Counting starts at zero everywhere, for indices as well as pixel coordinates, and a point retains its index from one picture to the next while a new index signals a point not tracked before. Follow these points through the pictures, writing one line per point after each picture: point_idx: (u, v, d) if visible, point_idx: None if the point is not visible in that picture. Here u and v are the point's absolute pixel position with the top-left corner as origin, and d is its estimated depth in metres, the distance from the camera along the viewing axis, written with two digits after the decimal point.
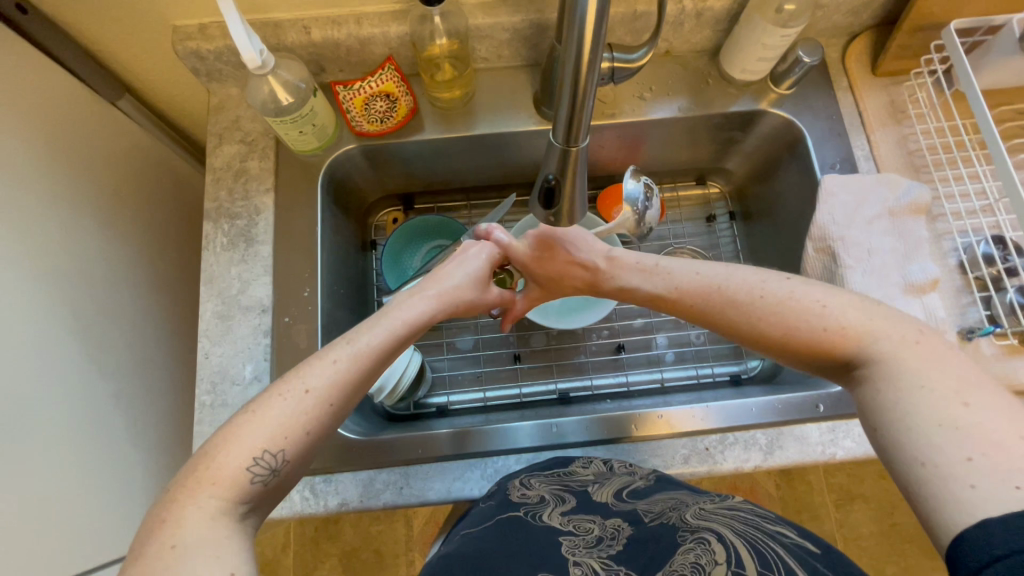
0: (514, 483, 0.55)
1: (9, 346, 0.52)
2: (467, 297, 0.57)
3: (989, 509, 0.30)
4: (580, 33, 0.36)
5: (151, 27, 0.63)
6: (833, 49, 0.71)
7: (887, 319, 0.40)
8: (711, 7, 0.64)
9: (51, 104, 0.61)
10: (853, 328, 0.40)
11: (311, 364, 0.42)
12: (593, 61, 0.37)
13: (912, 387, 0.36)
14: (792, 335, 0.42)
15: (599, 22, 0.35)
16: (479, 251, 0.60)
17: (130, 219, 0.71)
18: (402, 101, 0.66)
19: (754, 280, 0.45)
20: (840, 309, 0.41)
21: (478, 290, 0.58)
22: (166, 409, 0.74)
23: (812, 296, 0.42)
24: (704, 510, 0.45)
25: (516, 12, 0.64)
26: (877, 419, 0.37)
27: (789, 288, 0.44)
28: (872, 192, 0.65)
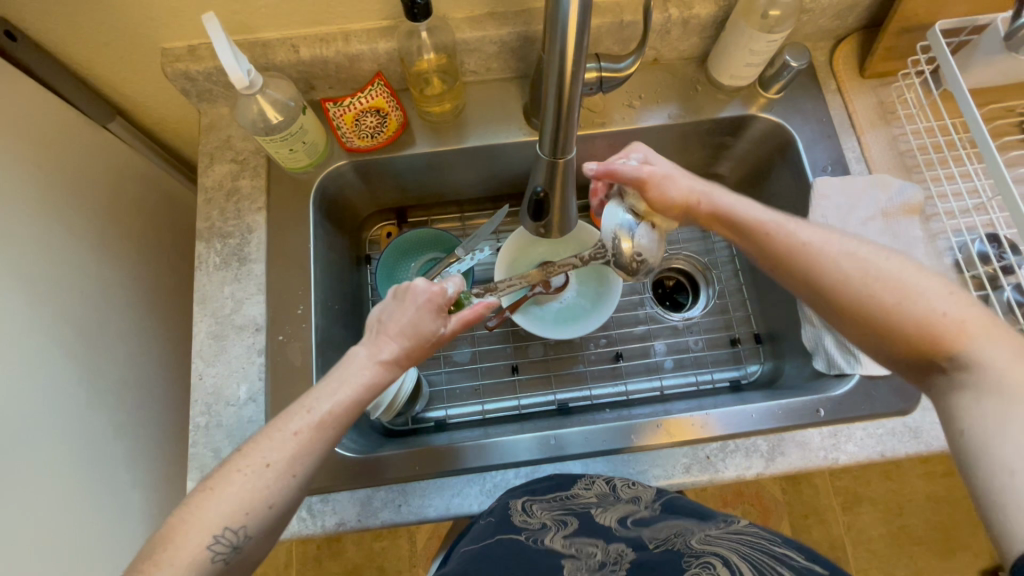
0: (515, 504, 0.54)
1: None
2: (424, 351, 0.47)
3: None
4: (563, 47, 0.36)
5: (139, 50, 0.63)
6: (820, 52, 0.72)
7: (1009, 338, 0.37)
8: (696, 14, 0.65)
9: (42, 129, 0.61)
10: (970, 329, 0.37)
11: (268, 436, 0.41)
12: (577, 73, 0.37)
13: (998, 404, 0.34)
14: (876, 316, 0.40)
15: (580, 36, 0.35)
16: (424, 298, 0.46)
17: (123, 241, 0.71)
18: (392, 116, 0.66)
19: (878, 253, 0.41)
20: (964, 308, 0.38)
21: (434, 340, 0.47)
22: (163, 431, 0.74)
23: (937, 284, 0.39)
24: (710, 536, 0.45)
25: (503, 25, 0.64)
26: (960, 422, 0.35)
27: (916, 269, 0.40)
28: (865, 193, 0.65)
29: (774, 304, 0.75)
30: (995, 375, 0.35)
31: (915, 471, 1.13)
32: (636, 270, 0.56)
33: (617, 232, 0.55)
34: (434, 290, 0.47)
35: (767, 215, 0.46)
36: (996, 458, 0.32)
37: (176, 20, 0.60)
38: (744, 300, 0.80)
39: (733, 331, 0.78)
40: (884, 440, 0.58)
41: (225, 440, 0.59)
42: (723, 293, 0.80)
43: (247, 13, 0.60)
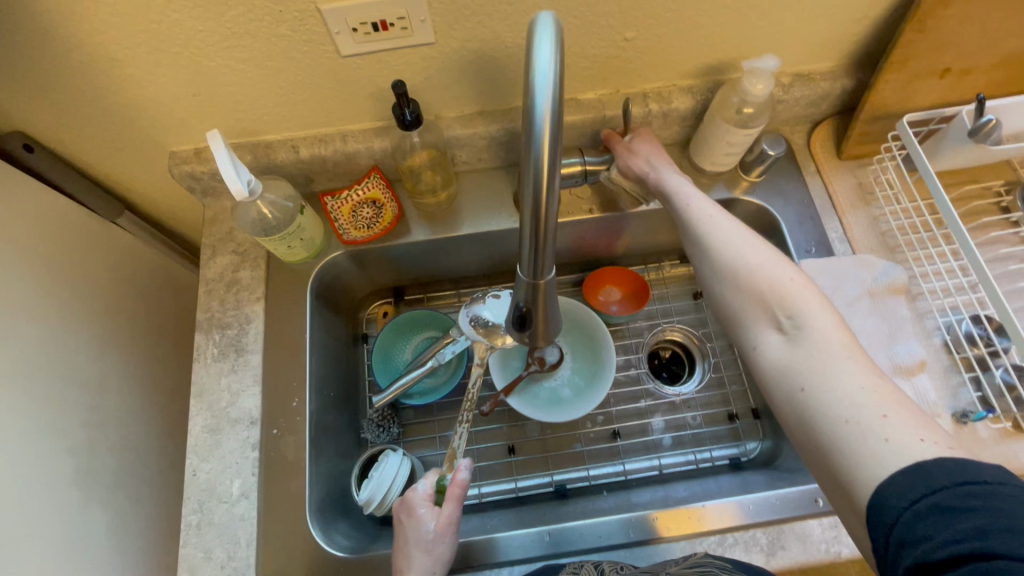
0: None
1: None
2: (442, 547, 0.52)
3: (894, 458, 0.37)
4: (538, 174, 0.35)
5: (148, 153, 0.67)
6: (798, 136, 0.75)
7: (829, 328, 0.46)
8: (675, 108, 0.68)
9: (51, 230, 0.64)
10: (795, 303, 0.47)
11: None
12: (552, 197, 0.37)
13: (834, 372, 0.43)
14: (742, 287, 0.51)
15: (554, 161, 0.35)
16: (408, 508, 0.54)
17: (125, 330, 0.72)
18: (387, 207, 0.70)
19: (758, 250, 0.52)
20: (798, 294, 0.48)
21: (435, 533, 0.53)
22: (162, 520, 0.73)
23: (787, 279, 0.49)
24: None
25: (491, 123, 0.68)
26: (803, 381, 0.44)
27: (776, 269, 0.50)
28: (850, 274, 0.66)
29: None
30: (818, 344, 0.45)
31: None
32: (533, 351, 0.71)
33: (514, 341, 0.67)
34: (409, 497, 0.55)
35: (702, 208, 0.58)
36: (837, 409, 0.41)
37: (184, 128, 0.64)
38: (739, 373, 0.79)
39: (730, 407, 0.78)
40: None
41: (217, 540, 0.58)
42: (719, 367, 0.80)
43: (250, 119, 0.64)
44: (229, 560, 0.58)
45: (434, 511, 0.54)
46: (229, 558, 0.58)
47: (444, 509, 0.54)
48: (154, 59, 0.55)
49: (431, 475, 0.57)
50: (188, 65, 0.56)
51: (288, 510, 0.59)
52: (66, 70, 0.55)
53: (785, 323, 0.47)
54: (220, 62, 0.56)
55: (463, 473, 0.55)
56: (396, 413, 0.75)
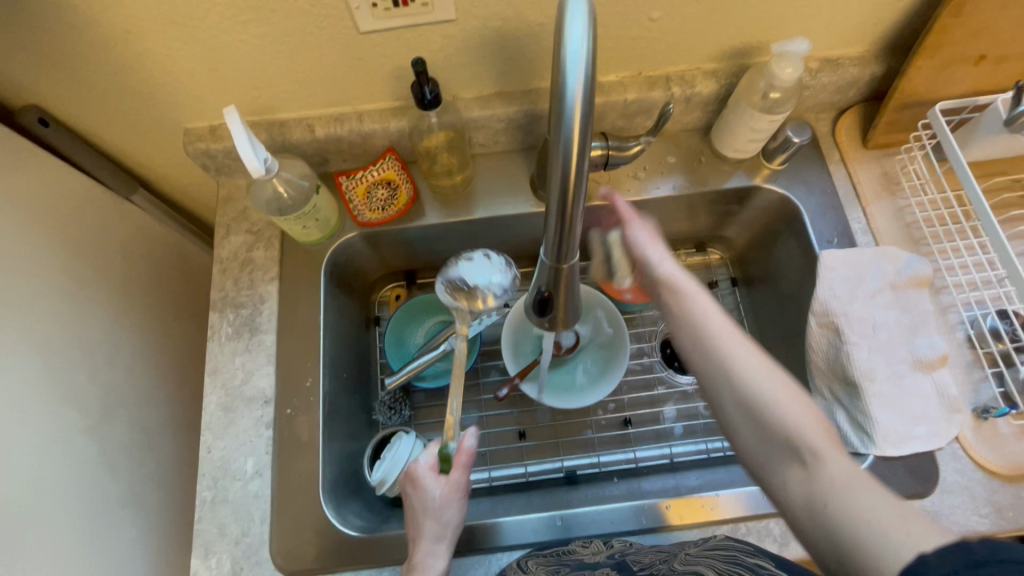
0: (513, 567, 0.54)
1: (10, 458, 0.52)
2: (449, 511, 0.53)
3: (916, 547, 0.29)
4: (567, 154, 0.35)
5: (162, 130, 0.66)
6: (823, 123, 0.73)
7: (815, 425, 0.37)
8: (698, 92, 0.67)
9: (66, 206, 0.64)
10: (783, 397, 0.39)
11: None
12: (580, 180, 0.36)
13: (834, 476, 0.34)
14: (727, 374, 0.42)
15: (584, 142, 0.34)
16: (414, 478, 0.55)
17: (139, 307, 0.73)
18: (402, 188, 0.69)
19: (732, 329, 0.44)
20: (780, 387, 0.40)
21: (441, 500, 0.54)
22: (175, 496, 0.74)
23: (761, 370, 0.41)
24: (689, 555, 0.49)
25: (510, 104, 0.66)
26: (816, 480, 0.35)
27: (744, 352, 0.42)
28: (871, 266, 0.65)
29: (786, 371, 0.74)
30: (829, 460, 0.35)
31: None
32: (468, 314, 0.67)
33: (489, 293, 0.66)
34: (412, 468, 0.55)
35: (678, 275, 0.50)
36: (854, 511, 0.33)
37: (199, 104, 0.63)
38: None
39: None
40: None
41: (231, 516, 0.59)
42: None
43: (266, 96, 0.63)
44: (243, 536, 0.58)
45: (441, 479, 0.55)
46: (243, 534, 0.58)
47: (452, 476, 0.55)
48: (170, 33, 0.54)
49: (433, 446, 0.57)
50: (205, 39, 0.55)
51: (301, 489, 0.60)
52: (80, 43, 0.54)
53: (774, 419, 0.39)
54: (237, 37, 0.55)
55: (470, 439, 0.56)
56: (408, 396, 0.76)
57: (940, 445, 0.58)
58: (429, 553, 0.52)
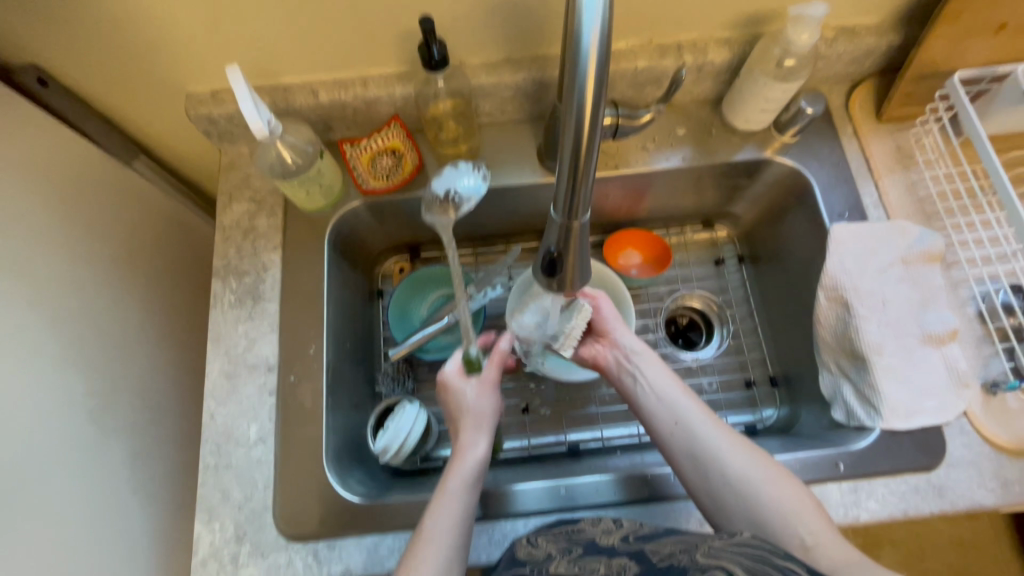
0: (521, 542, 0.54)
1: (13, 418, 0.51)
2: (484, 404, 0.60)
3: None
4: (581, 98, 0.34)
5: (164, 93, 0.65)
6: (837, 96, 0.72)
7: (804, 508, 0.49)
8: (711, 61, 0.65)
9: (67, 169, 0.63)
10: (790, 515, 0.48)
11: (429, 559, 0.47)
12: (595, 127, 0.35)
13: (844, 571, 0.43)
14: (744, 501, 0.50)
15: (599, 84, 0.33)
16: (450, 378, 0.62)
17: (140, 276, 0.72)
18: (407, 157, 0.67)
19: (738, 452, 0.52)
20: (784, 497, 0.49)
21: (474, 395, 0.60)
22: (178, 464, 0.74)
23: (765, 474, 0.51)
24: (712, 549, 0.44)
25: (518, 71, 0.65)
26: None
27: (757, 474, 0.51)
28: (882, 240, 0.64)
29: (792, 347, 0.73)
30: (836, 557, 0.45)
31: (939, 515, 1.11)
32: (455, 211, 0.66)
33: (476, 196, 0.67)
34: (447, 373, 0.62)
35: (677, 394, 0.58)
36: None
37: (200, 66, 0.62)
38: (759, 341, 0.78)
39: (748, 373, 0.77)
40: (908, 498, 0.56)
41: (234, 481, 0.59)
42: (737, 333, 0.79)
43: (269, 59, 0.62)
44: (246, 501, 0.58)
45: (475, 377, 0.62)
46: (247, 499, 0.58)
47: (487, 373, 0.62)
48: None
49: (458, 355, 0.64)
50: None
51: (304, 455, 0.60)
52: None
53: (792, 528, 0.47)
54: None
55: (505, 342, 0.64)
56: (412, 367, 0.76)
57: (948, 419, 0.58)
58: (473, 436, 0.57)
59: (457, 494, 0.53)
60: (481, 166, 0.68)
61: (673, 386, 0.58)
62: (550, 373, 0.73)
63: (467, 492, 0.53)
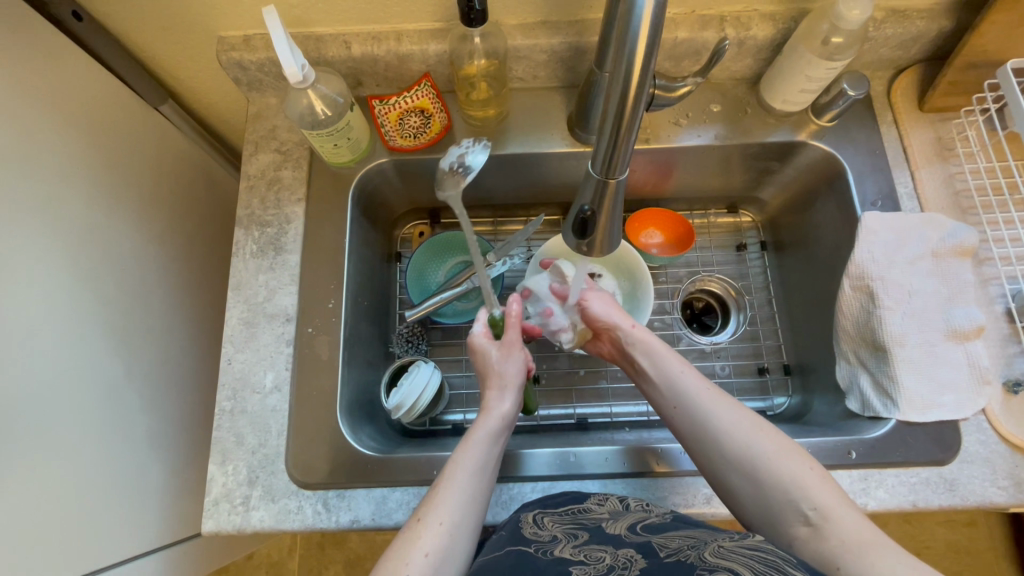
0: (527, 518, 0.54)
1: (36, 348, 0.52)
2: (510, 366, 0.59)
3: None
4: (633, 45, 0.33)
5: (196, 37, 0.64)
6: (878, 82, 0.70)
7: (815, 482, 0.46)
8: (753, 36, 0.64)
9: (97, 106, 0.63)
10: (798, 487, 0.46)
11: (448, 499, 0.48)
12: (644, 77, 0.34)
13: (852, 553, 0.41)
14: (749, 474, 0.48)
15: (654, 31, 0.32)
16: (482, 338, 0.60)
17: (162, 221, 0.72)
18: (436, 117, 0.66)
19: (749, 426, 0.50)
20: (792, 467, 0.47)
21: (500, 358, 0.59)
22: (190, 410, 0.75)
23: (774, 449, 0.48)
24: (723, 548, 0.41)
25: (555, 34, 0.64)
26: (837, 556, 0.41)
27: (768, 448, 0.48)
28: (914, 231, 0.63)
29: (809, 337, 0.73)
30: (847, 536, 0.42)
31: (937, 519, 1.12)
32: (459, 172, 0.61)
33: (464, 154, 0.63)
34: (476, 338, 0.60)
35: (682, 368, 0.56)
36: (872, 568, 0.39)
37: (235, 11, 0.61)
38: (775, 329, 0.78)
39: (761, 360, 0.76)
40: (918, 489, 0.56)
41: (248, 426, 0.60)
42: (754, 320, 0.78)
43: (303, 7, 0.61)
44: (260, 447, 0.59)
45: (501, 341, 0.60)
46: (260, 445, 0.59)
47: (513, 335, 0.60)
48: None
49: (483, 317, 0.63)
50: None
51: (318, 406, 0.60)
52: None
53: (800, 503, 0.45)
54: None
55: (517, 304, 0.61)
56: (425, 331, 0.75)
57: (966, 416, 0.57)
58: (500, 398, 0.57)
59: (479, 444, 0.53)
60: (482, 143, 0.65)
61: (682, 365, 0.57)
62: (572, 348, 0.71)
63: (489, 445, 0.54)
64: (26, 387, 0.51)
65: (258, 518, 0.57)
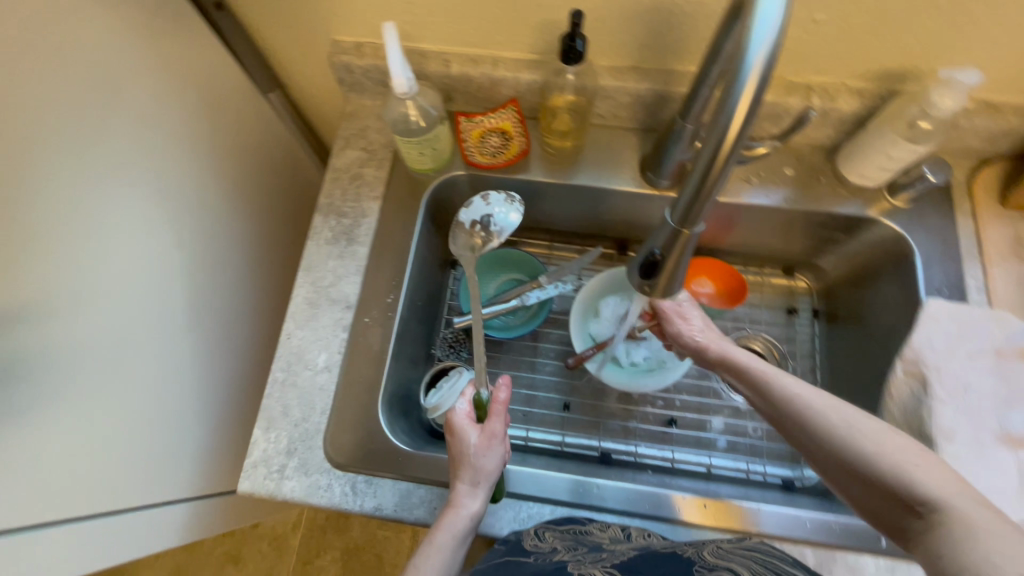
0: (529, 534, 0.56)
1: (118, 295, 0.57)
2: (486, 459, 0.54)
3: None
4: (731, 114, 0.35)
5: (314, 38, 0.70)
6: (960, 171, 0.69)
7: (932, 473, 0.37)
8: (839, 108, 0.64)
9: (212, 87, 0.69)
10: (900, 475, 0.38)
11: None
12: (737, 142, 0.36)
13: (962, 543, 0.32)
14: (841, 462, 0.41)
15: (754, 104, 0.34)
16: (460, 420, 0.58)
17: (244, 196, 0.78)
18: (515, 141, 0.70)
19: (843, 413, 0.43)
20: (890, 453, 0.39)
21: (478, 448, 0.55)
22: (238, 374, 0.80)
23: (870, 435, 0.41)
24: (721, 549, 0.50)
25: (642, 81, 0.67)
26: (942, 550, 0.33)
27: (863, 432, 0.41)
28: (979, 326, 0.61)
29: None
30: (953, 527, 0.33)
31: None
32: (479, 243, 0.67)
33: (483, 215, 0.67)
34: (454, 419, 0.58)
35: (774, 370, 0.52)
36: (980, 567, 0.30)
37: (353, 20, 0.67)
38: None
39: None
40: None
41: (295, 400, 0.63)
42: None
43: (415, 24, 0.66)
44: (302, 421, 0.62)
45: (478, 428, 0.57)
46: (303, 419, 0.62)
47: (494, 423, 0.56)
48: None
49: (469, 395, 0.61)
50: None
51: (362, 393, 0.63)
52: None
53: (909, 496, 0.37)
54: None
55: (503, 391, 0.57)
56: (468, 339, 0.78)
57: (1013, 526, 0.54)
58: (468, 495, 0.53)
59: (443, 551, 0.50)
60: (517, 197, 0.68)
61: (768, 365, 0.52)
62: (606, 380, 0.73)
63: (452, 551, 0.50)
64: (104, 332, 0.56)
65: (289, 488, 0.60)
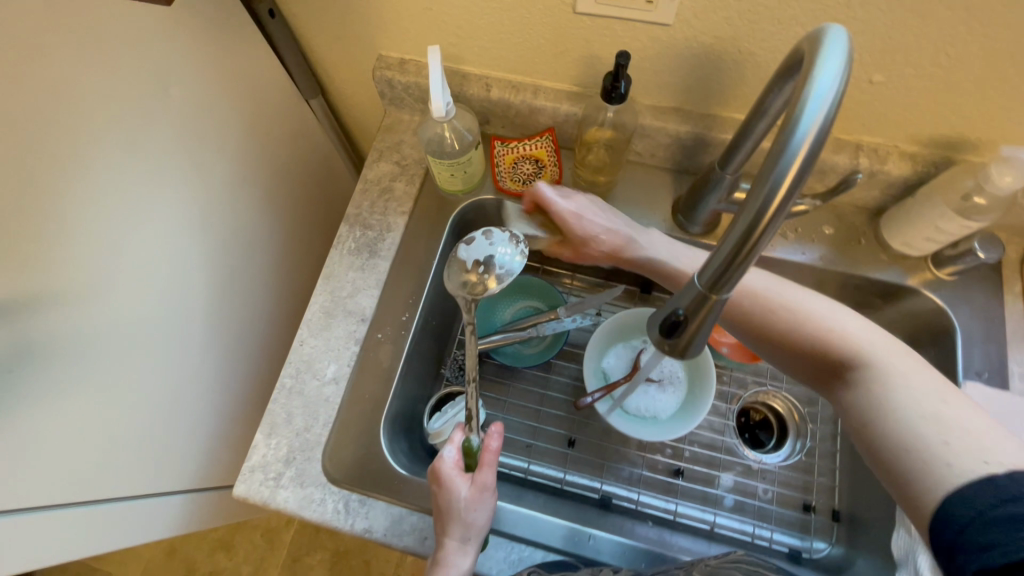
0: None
1: (141, 286, 0.58)
2: (476, 514, 0.52)
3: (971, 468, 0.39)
4: (783, 171, 0.32)
5: (360, 51, 0.71)
6: (1014, 248, 0.65)
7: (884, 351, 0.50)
8: (888, 171, 0.62)
9: (257, 90, 0.70)
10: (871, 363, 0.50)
11: None
12: (783, 207, 0.33)
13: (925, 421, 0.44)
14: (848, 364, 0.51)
15: (805, 168, 0.32)
16: (447, 469, 0.54)
17: (276, 197, 0.79)
18: (547, 170, 0.69)
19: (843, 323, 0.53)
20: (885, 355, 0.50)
21: (468, 501, 0.52)
22: (250, 371, 0.81)
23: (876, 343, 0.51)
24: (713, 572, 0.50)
25: (684, 123, 0.65)
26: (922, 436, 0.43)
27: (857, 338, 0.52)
28: (1019, 417, 0.58)
29: (868, 489, 0.68)
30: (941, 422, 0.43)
31: None
32: (478, 287, 0.63)
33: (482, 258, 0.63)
34: (440, 467, 0.54)
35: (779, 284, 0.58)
36: (935, 444, 0.42)
37: (400, 38, 0.67)
38: (833, 467, 0.73)
39: (809, 497, 0.72)
40: None
41: (300, 408, 0.63)
42: (812, 452, 0.74)
43: (460, 47, 0.66)
44: (304, 431, 0.62)
45: (467, 478, 0.54)
46: (305, 429, 0.62)
47: (484, 474, 0.54)
48: None
49: (457, 440, 0.56)
50: None
51: (365, 409, 0.63)
52: None
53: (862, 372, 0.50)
54: None
55: (497, 440, 0.55)
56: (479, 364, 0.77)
57: None
58: (457, 553, 0.51)
59: None
60: (519, 237, 0.64)
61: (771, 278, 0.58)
62: (615, 422, 0.70)
63: None
64: (121, 322, 0.56)
65: (283, 498, 0.59)
